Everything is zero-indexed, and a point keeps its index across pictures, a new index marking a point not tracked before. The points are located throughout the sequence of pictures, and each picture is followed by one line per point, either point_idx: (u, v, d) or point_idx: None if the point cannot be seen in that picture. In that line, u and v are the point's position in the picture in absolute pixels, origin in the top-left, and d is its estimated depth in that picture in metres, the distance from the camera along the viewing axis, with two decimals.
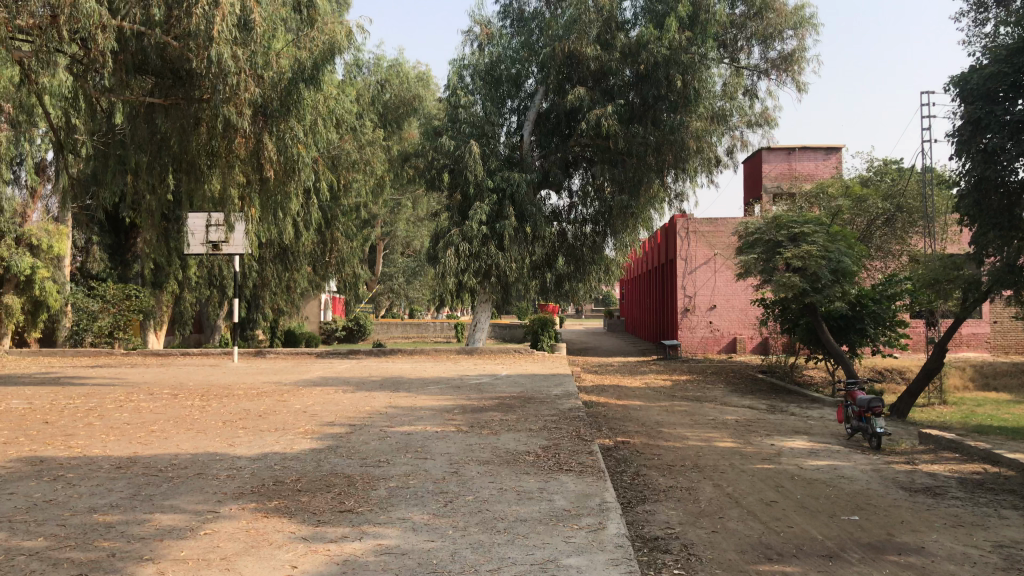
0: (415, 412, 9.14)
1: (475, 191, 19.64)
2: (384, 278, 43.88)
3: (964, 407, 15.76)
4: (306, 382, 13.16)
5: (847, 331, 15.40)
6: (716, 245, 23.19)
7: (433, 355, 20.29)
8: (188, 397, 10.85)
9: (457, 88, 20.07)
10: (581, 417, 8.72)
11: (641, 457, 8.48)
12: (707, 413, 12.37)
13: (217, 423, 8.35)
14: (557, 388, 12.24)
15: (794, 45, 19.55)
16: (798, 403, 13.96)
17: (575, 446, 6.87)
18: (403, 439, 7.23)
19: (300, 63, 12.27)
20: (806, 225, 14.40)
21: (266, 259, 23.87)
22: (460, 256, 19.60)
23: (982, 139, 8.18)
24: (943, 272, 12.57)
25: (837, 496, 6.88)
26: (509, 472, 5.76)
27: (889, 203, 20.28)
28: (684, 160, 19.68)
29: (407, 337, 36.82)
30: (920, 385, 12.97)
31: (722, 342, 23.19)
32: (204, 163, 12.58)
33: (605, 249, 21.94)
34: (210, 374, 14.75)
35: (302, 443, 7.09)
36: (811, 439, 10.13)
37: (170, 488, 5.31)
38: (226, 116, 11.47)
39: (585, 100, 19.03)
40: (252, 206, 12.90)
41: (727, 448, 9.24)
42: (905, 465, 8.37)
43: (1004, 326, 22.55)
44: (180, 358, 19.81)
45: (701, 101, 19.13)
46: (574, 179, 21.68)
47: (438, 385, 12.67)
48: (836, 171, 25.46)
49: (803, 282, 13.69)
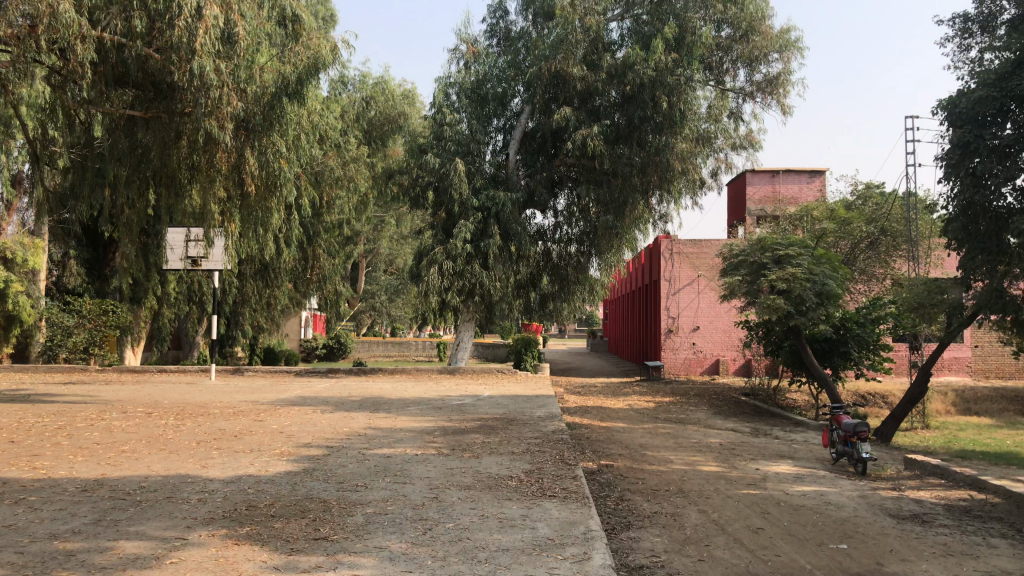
0: (395, 434, 8.95)
1: (460, 209, 19.54)
2: (366, 295, 43.58)
3: (947, 432, 15.72)
4: (283, 401, 12.92)
5: (831, 354, 15.35)
6: (699, 266, 23.17)
7: (414, 375, 20.07)
8: (161, 416, 10.60)
9: (442, 106, 19.96)
10: (564, 440, 8.56)
11: (624, 481, 8.32)
12: (691, 436, 12.24)
13: (190, 443, 8.12)
14: (540, 409, 12.08)
15: (779, 68, 19.66)
16: (782, 427, 13.86)
17: (559, 470, 6.71)
18: (382, 462, 7.05)
19: (283, 78, 12.10)
20: (791, 248, 14.35)
21: (246, 274, 23.64)
22: (443, 274, 19.44)
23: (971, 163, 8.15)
24: (928, 296, 12.54)
25: (824, 524, 6.75)
26: (490, 498, 5.60)
27: (873, 227, 20.34)
28: (669, 181, 19.66)
29: (388, 355, 36.53)
30: (905, 409, 12.91)
31: (705, 364, 23.11)
32: (184, 177, 12.39)
33: (589, 269, 21.87)
34: (186, 392, 14.48)
35: (277, 466, 6.88)
36: (796, 464, 10.01)
37: (136, 512, 5.10)
38: (208, 130, 11.27)
39: (571, 120, 18.99)
40: (233, 221, 12.70)
41: (712, 473, 9.10)
42: (892, 492, 8.26)
43: (985, 350, 22.63)
44: (157, 375, 19.49)
45: (687, 123, 19.13)
46: (559, 198, 21.63)
47: (419, 405, 12.47)
48: (819, 194, 25.58)
49: (787, 304, 13.63)
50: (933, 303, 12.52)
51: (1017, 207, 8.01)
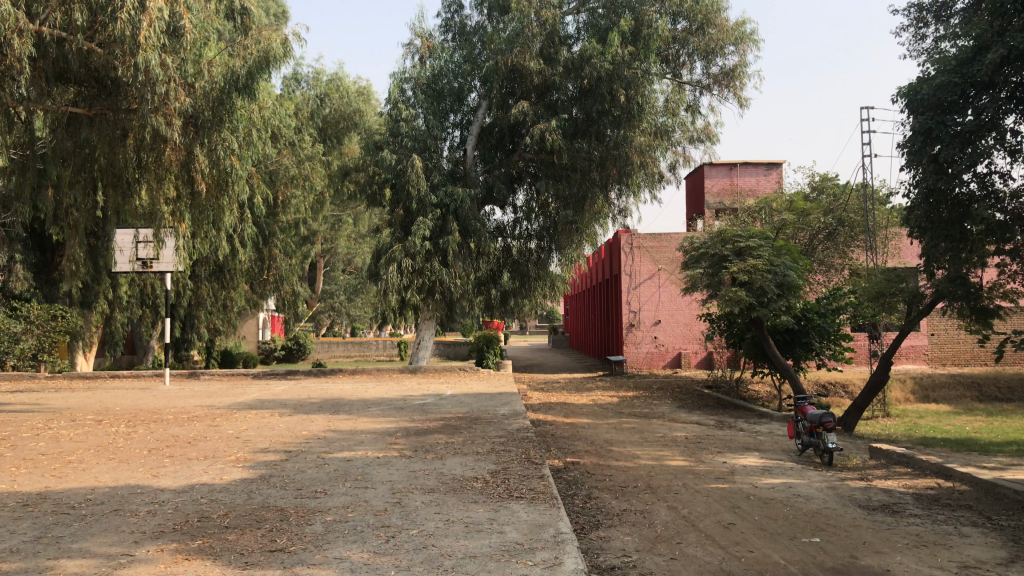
0: (356, 436, 8.71)
1: (418, 206, 19.28)
2: (325, 295, 43.01)
3: (907, 419, 15.87)
4: (240, 405, 12.56)
5: (793, 346, 15.39)
6: (660, 260, 23.16)
7: (375, 375, 19.76)
8: (112, 423, 10.20)
9: (398, 102, 19.66)
10: (530, 439, 8.38)
11: (591, 479, 8.18)
12: (656, 431, 12.15)
13: (141, 451, 7.79)
14: (504, 407, 11.89)
15: (736, 61, 19.68)
16: (746, 419, 13.86)
17: (525, 470, 6.53)
18: (342, 466, 6.80)
19: (232, 72, 11.59)
20: (752, 240, 14.23)
21: (201, 276, 23.16)
22: (402, 272, 19.15)
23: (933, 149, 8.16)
24: (888, 285, 12.61)
25: (796, 517, 6.66)
26: (456, 501, 5.39)
27: (831, 218, 20.52)
28: (628, 175, 19.57)
29: (349, 355, 36.07)
30: (867, 398, 12.95)
31: (667, 357, 23.13)
32: (132, 176, 11.96)
33: (550, 265, 21.75)
34: (138, 398, 14.03)
35: (232, 473, 6.60)
36: (762, 456, 9.96)
37: (81, 527, 4.80)
38: (155, 127, 10.85)
39: (529, 115, 18.83)
40: (184, 222, 12.28)
41: (679, 467, 8.99)
42: (860, 482, 8.22)
43: (941, 339, 22.98)
44: (109, 381, 18.92)
45: (645, 116, 19.05)
46: (518, 194, 21.41)
47: (380, 406, 12.20)
48: (777, 186, 25.76)
49: (749, 296, 13.64)
50: (894, 292, 12.58)
51: (978, 194, 8.03)
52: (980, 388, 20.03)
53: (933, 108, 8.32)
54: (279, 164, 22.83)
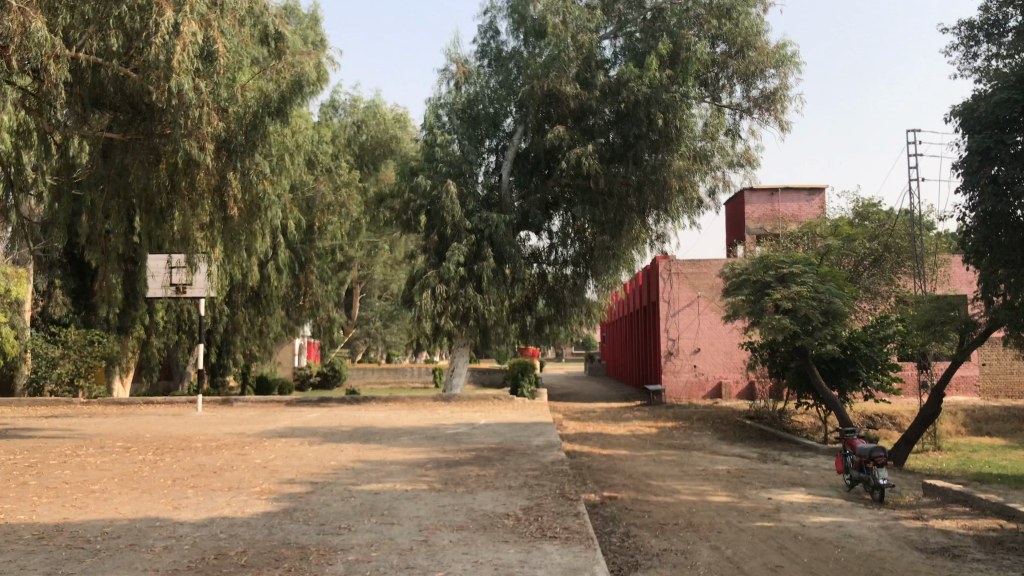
0: (385, 467, 8.43)
1: (452, 231, 19.16)
2: (361, 321, 43.09)
3: (959, 453, 15.21)
4: (271, 433, 12.37)
5: (839, 375, 14.84)
6: (699, 287, 22.73)
7: (409, 403, 19.51)
8: (141, 451, 10.05)
9: (433, 127, 19.71)
10: (565, 472, 8.04)
11: (630, 515, 7.79)
12: (696, 463, 11.72)
13: (165, 481, 7.58)
14: (538, 437, 11.55)
15: (776, 84, 19.29)
16: (790, 451, 13.35)
17: (560, 506, 6.20)
18: (369, 500, 6.53)
19: (265, 96, 11.67)
20: (796, 266, 13.88)
21: (237, 302, 23.24)
22: (436, 298, 18.97)
23: (991, 169, 7.80)
24: (940, 313, 12.08)
25: (848, 560, 6.23)
26: (484, 541, 5.07)
27: (876, 243, 20.04)
28: (666, 201, 19.23)
29: (384, 382, 35.95)
30: (917, 432, 12.39)
31: (707, 386, 22.60)
32: (165, 202, 11.92)
33: (586, 292, 21.42)
34: (171, 425, 13.92)
35: (255, 506, 6.36)
36: (810, 492, 9.48)
37: (92, 564, 4.57)
38: (187, 151, 10.81)
39: (565, 139, 18.66)
40: (217, 247, 12.17)
41: (722, 504, 8.56)
42: (915, 521, 7.74)
43: (992, 369, 22.20)
44: (143, 407, 18.89)
45: (683, 140, 18.71)
46: (554, 220, 21.22)
47: (412, 435, 11.93)
48: (819, 213, 25.22)
49: (794, 324, 13.20)
50: (945, 320, 12.06)
51: None
52: None
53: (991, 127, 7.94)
54: (316, 191, 22.88)
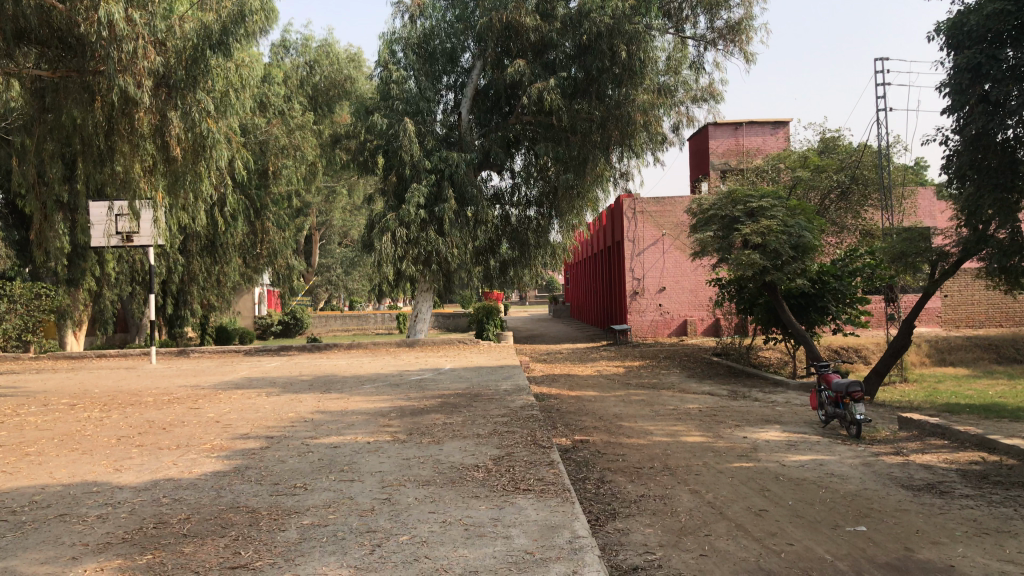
0: (345, 418, 7.99)
1: (411, 172, 18.50)
2: (322, 269, 42.32)
3: (926, 384, 15.24)
4: (227, 384, 11.86)
5: (807, 310, 14.65)
6: (664, 225, 22.40)
7: (372, 349, 19.07)
8: (87, 407, 9.50)
9: (387, 63, 18.80)
10: (535, 418, 7.69)
11: (603, 459, 7.48)
12: (667, 403, 11.47)
13: (109, 440, 7.07)
14: (506, 381, 11.19)
15: (741, 14, 18.67)
16: (761, 388, 13.17)
17: (532, 455, 5.84)
18: (327, 455, 6.09)
19: (205, 27, 10.70)
20: (763, 199, 13.53)
21: (192, 251, 22.46)
22: (396, 242, 18.40)
23: (981, 87, 7.69)
24: (911, 243, 11.81)
25: (834, 501, 5.96)
26: (452, 497, 4.68)
27: (843, 176, 19.83)
28: (631, 136, 18.70)
29: (347, 329, 35.41)
30: (888, 364, 12.25)
31: (672, 325, 22.47)
32: (103, 145, 11.00)
33: (550, 234, 20.99)
34: (122, 379, 13.32)
35: (203, 465, 5.89)
36: (785, 429, 9.26)
37: (13, 540, 4.08)
38: (123, 88, 9.99)
39: (526, 73, 18.02)
40: (159, 191, 11.32)
41: (697, 444, 8.28)
42: (896, 457, 7.53)
43: (954, 300, 22.35)
44: (94, 361, 18.23)
45: (647, 72, 18.11)
46: (516, 158, 20.64)
47: (374, 382, 11.51)
48: (784, 146, 24.96)
49: (763, 259, 12.89)
50: (916, 251, 11.82)
51: None
52: (997, 350, 19.44)
53: (982, 41, 7.74)
54: (269, 134, 22.00)
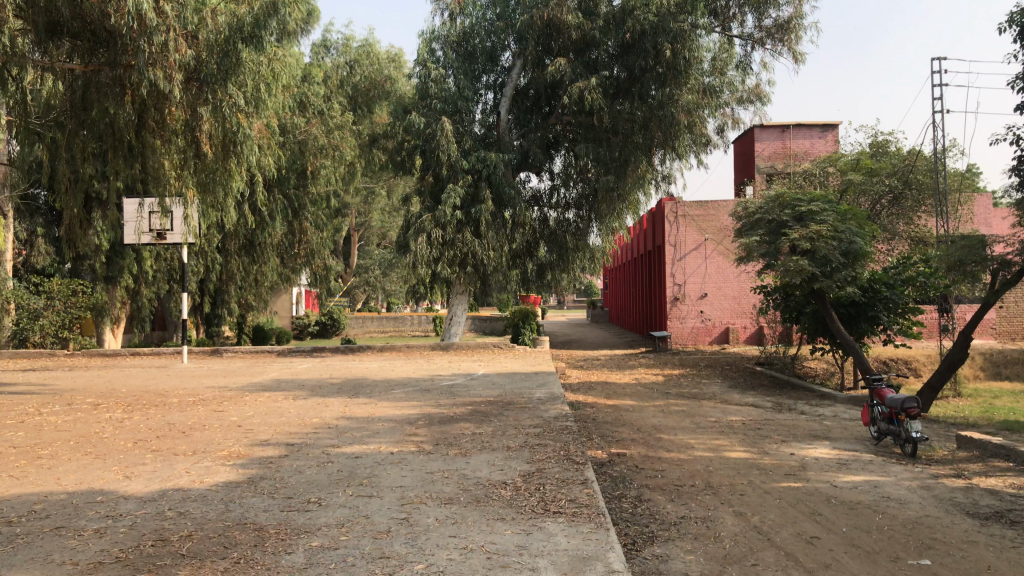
0: (371, 425, 7.66)
1: (448, 172, 18.20)
2: (360, 270, 42.36)
3: (981, 400, 14.51)
4: (255, 386, 11.63)
5: (857, 320, 14.00)
6: (707, 229, 21.84)
7: (405, 352, 18.79)
8: (110, 407, 9.31)
9: (426, 62, 18.56)
10: (569, 430, 7.29)
11: (640, 476, 7.04)
12: (708, 415, 10.98)
13: (124, 444, 6.82)
14: (540, 389, 10.80)
15: (791, 12, 18.06)
16: (807, 400, 12.60)
17: (565, 472, 5.44)
18: (347, 466, 5.73)
19: (238, 20, 10.36)
20: (813, 203, 12.96)
21: (230, 250, 22.43)
22: (432, 243, 18.10)
23: None
24: (971, 251, 11.14)
25: (894, 529, 5.47)
26: (476, 519, 4.29)
27: (896, 180, 19.14)
28: (674, 138, 18.21)
29: (383, 331, 35.28)
30: (943, 379, 11.62)
31: (714, 332, 21.87)
32: (135, 142, 10.84)
33: (589, 237, 20.55)
34: (151, 378, 13.16)
35: (217, 474, 5.58)
36: (834, 447, 8.73)
37: (1, 556, 3.79)
38: (153, 81, 9.78)
39: (566, 72, 17.62)
40: (189, 189, 11.10)
41: (741, 461, 7.80)
42: (958, 480, 6.99)
43: (1011, 312, 21.48)
44: (128, 358, 18.22)
45: (692, 72, 17.60)
46: (556, 159, 20.27)
47: (404, 387, 11.19)
48: (833, 149, 24.25)
49: (812, 266, 12.34)
50: (976, 260, 11.16)
51: None
52: None
53: None
54: (308, 134, 21.90)
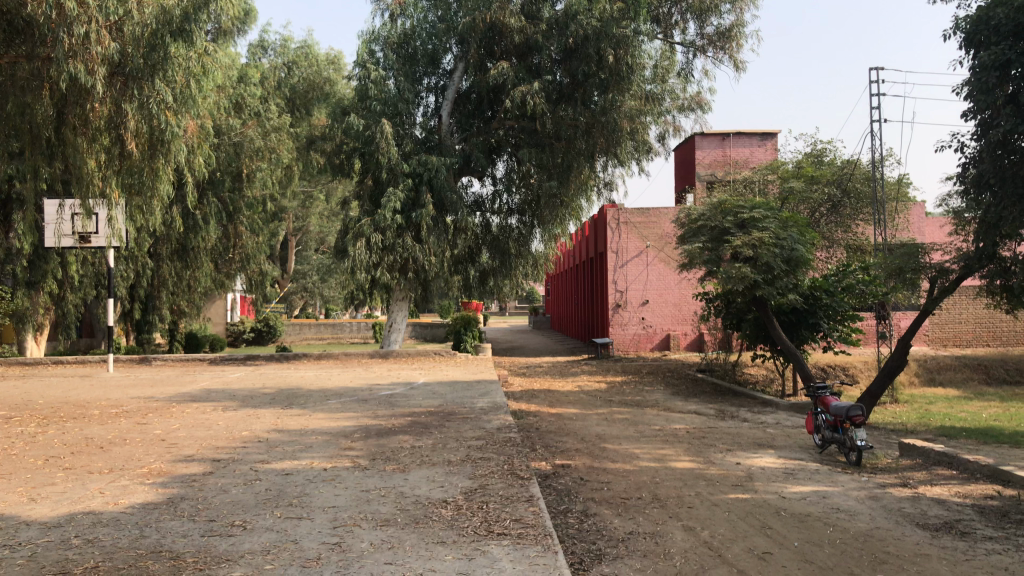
0: (304, 438, 7.27)
1: (388, 176, 17.82)
2: (298, 276, 41.52)
3: (918, 406, 14.71)
4: (182, 396, 11.08)
5: (798, 327, 14.04)
6: (648, 236, 21.82)
7: (343, 360, 18.30)
8: (23, 421, 8.71)
9: (366, 63, 18.14)
10: (512, 442, 7.01)
11: (586, 488, 6.80)
12: (652, 423, 10.84)
13: (34, 462, 6.30)
14: (482, 398, 10.51)
15: (732, 20, 18.17)
16: (749, 408, 12.57)
17: (509, 488, 5.17)
18: (276, 484, 5.36)
19: (166, 12, 9.89)
20: (755, 210, 12.96)
21: (162, 255, 21.61)
22: (371, 248, 17.67)
23: (1010, 83, 7.89)
24: (911, 258, 11.20)
25: (847, 543, 5.32)
26: (415, 543, 3.99)
27: (835, 188, 19.42)
28: (617, 144, 18.15)
29: (322, 338, 34.58)
30: (882, 386, 11.69)
31: (655, 339, 21.88)
32: (54, 140, 10.23)
33: (532, 243, 20.37)
34: (73, 388, 12.47)
35: (134, 494, 5.15)
36: (779, 455, 8.63)
37: None
38: (72, 75, 9.25)
39: (509, 76, 17.43)
40: (114, 189, 10.37)
41: (687, 471, 7.62)
42: (904, 489, 6.92)
43: (942, 318, 21.98)
44: (49, 368, 17.34)
45: (634, 78, 17.56)
46: (498, 164, 20.03)
47: (341, 397, 10.78)
48: (772, 157, 24.48)
49: (755, 273, 12.32)
50: (915, 267, 11.23)
51: None
52: (987, 371, 18.98)
53: (1009, 36, 7.92)
54: (244, 136, 21.24)
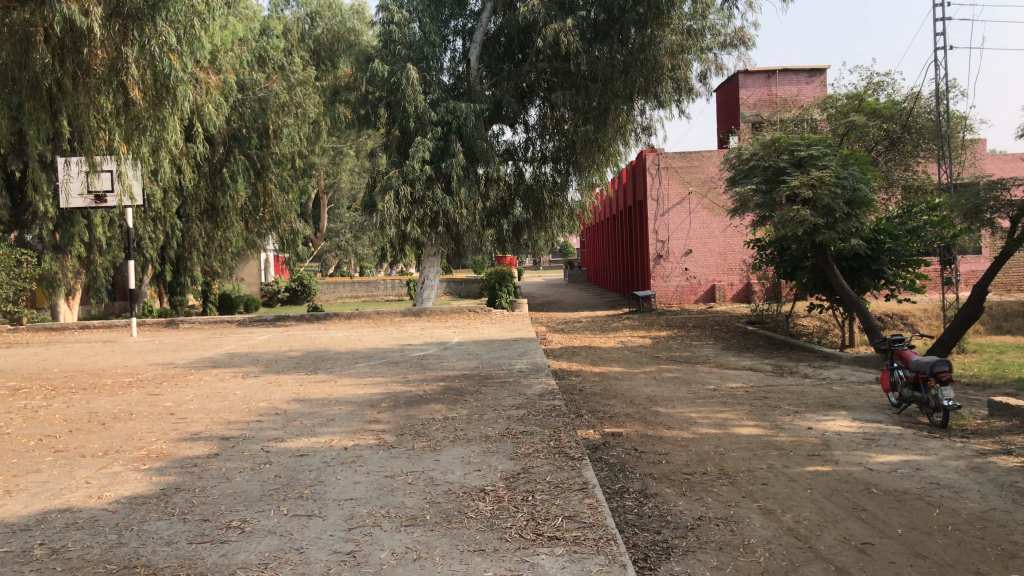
0: (325, 410, 6.55)
1: (415, 125, 16.93)
2: (331, 233, 40.97)
3: (988, 356, 13.68)
4: (204, 361, 10.47)
5: (860, 274, 13.06)
6: (690, 182, 20.75)
7: (377, 319, 17.64)
8: (29, 393, 8.12)
9: (388, 5, 17.08)
10: (558, 409, 6.23)
11: (642, 462, 6.00)
12: (705, 381, 10.00)
13: (26, 444, 5.65)
14: (522, 358, 9.75)
15: None
16: (808, 362, 11.66)
17: (559, 473, 4.38)
18: (288, 470, 4.61)
19: None
20: (814, 147, 11.88)
21: (189, 214, 21.06)
22: (400, 202, 16.89)
23: None
24: (988, 194, 10.04)
25: (962, 531, 4.46)
26: (445, 551, 3.21)
27: (894, 124, 18.12)
28: (657, 84, 17.06)
29: (356, 296, 34.09)
30: (956, 335, 10.70)
31: (699, 291, 20.96)
32: (54, 91, 9.41)
33: (567, 192, 19.43)
34: (94, 354, 11.92)
35: (126, 484, 4.44)
36: (853, 417, 7.76)
37: None
38: (65, 16, 8.41)
39: (539, 14, 16.42)
40: (121, 142, 9.60)
41: (754, 438, 6.79)
42: (1010, 458, 6.01)
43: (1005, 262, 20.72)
44: (75, 333, 16.86)
45: (675, 12, 16.37)
46: (531, 110, 19.04)
47: (370, 360, 10.08)
48: (821, 94, 23.21)
49: (815, 216, 11.29)
50: (992, 204, 10.03)
51: None
52: None
53: None
54: (268, 90, 20.36)
